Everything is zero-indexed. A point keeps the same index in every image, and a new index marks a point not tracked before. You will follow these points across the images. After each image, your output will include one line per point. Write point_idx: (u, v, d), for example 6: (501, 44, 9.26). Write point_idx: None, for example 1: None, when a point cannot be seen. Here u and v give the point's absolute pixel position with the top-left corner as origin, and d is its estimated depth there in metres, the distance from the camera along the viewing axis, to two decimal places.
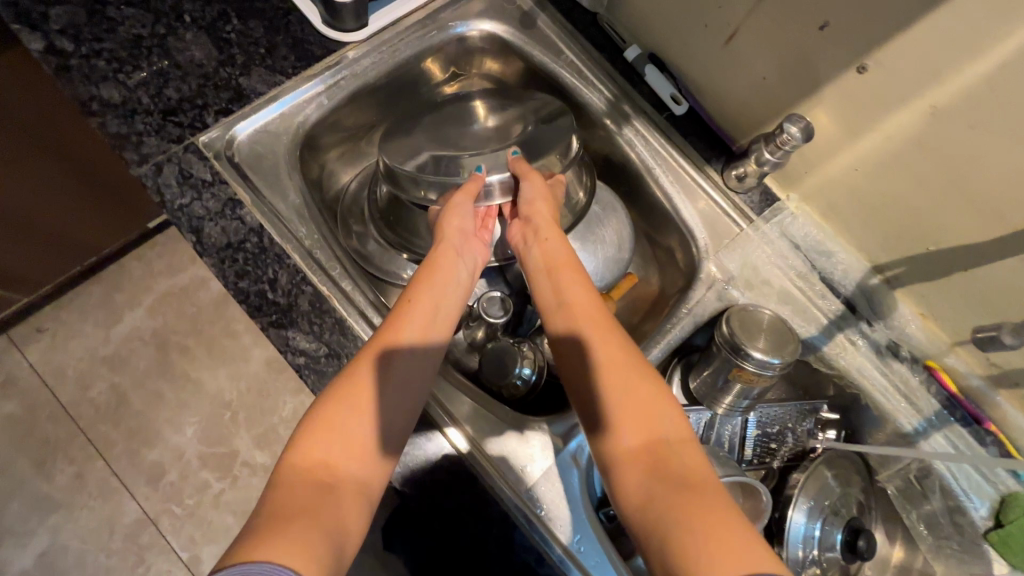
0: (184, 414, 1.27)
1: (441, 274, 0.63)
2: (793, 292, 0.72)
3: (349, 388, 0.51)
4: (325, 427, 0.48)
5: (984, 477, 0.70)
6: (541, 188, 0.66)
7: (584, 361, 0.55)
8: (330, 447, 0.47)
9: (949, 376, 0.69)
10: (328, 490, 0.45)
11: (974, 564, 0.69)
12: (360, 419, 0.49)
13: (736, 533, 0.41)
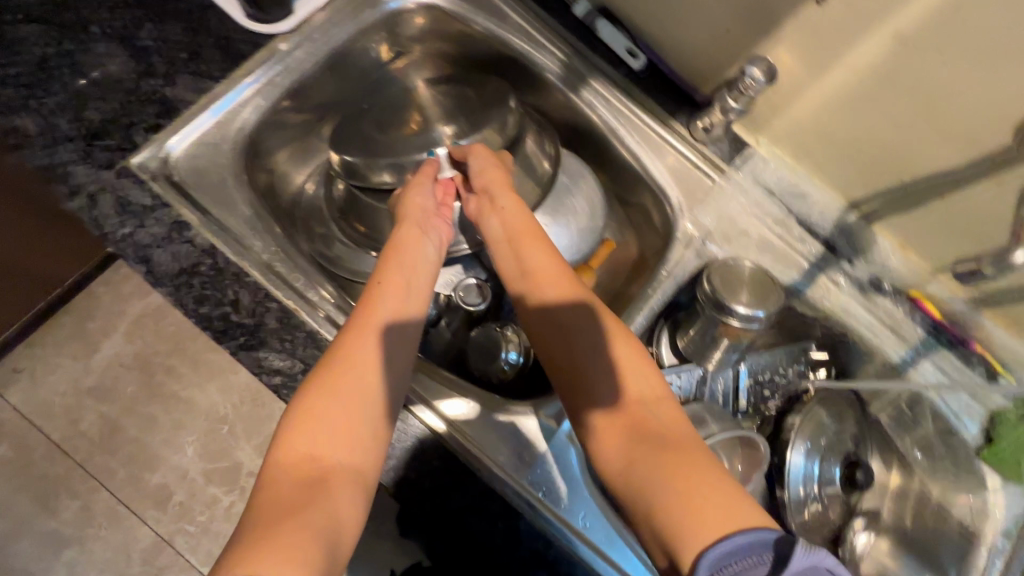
0: (181, 434, 1.25)
1: (407, 253, 0.61)
2: (771, 239, 0.71)
3: (327, 377, 0.49)
4: (307, 420, 0.47)
5: (974, 398, 0.71)
6: (488, 159, 0.65)
7: (563, 332, 0.57)
8: (314, 439, 0.46)
9: (931, 303, 0.69)
10: (317, 484, 0.44)
11: (968, 482, 0.71)
12: (342, 409, 0.48)
13: (717, 489, 0.45)
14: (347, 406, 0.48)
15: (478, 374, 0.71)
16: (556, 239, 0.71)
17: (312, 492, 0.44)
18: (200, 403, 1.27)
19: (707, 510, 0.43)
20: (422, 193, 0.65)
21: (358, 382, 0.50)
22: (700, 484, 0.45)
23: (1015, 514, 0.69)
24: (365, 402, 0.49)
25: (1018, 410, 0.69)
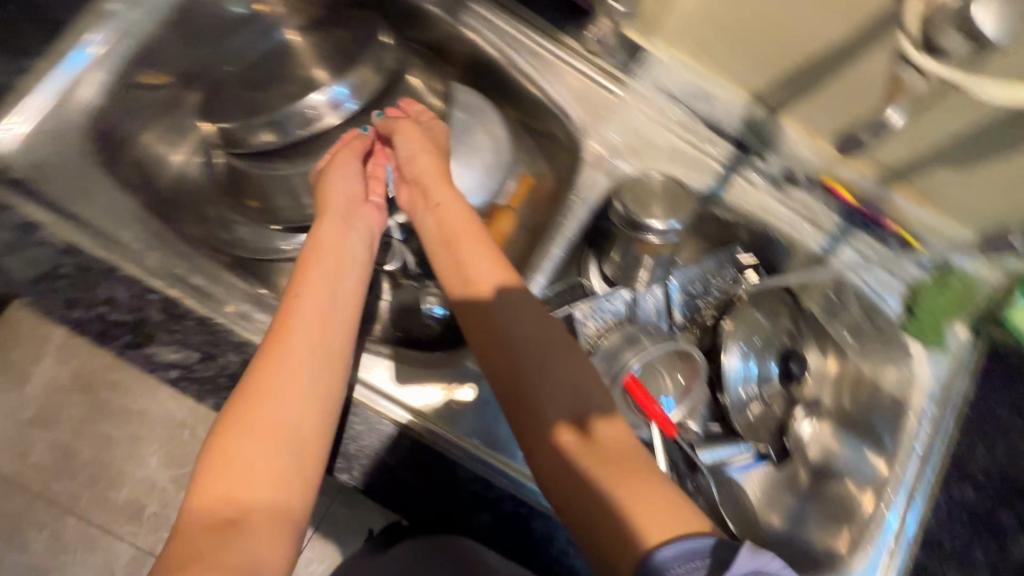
0: (141, 446, 1.12)
1: (333, 258, 0.56)
2: (681, 146, 0.68)
3: (248, 407, 0.45)
4: (221, 457, 0.42)
5: (891, 275, 0.72)
6: (417, 140, 0.65)
7: (509, 331, 0.54)
8: (231, 480, 0.42)
9: (845, 189, 0.69)
10: (232, 528, 0.40)
11: (895, 353, 0.73)
12: (264, 441, 0.44)
13: (669, 509, 0.44)
14: (269, 438, 0.44)
15: (404, 333, 0.69)
16: (463, 180, 0.70)
17: (227, 536, 0.39)
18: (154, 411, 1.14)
19: (654, 524, 0.43)
20: (345, 181, 0.62)
21: (281, 409, 0.45)
22: (650, 492, 0.45)
23: (939, 377, 0.71)
24: (288, 431, 0.45)
25: (935, 281, 0.70)
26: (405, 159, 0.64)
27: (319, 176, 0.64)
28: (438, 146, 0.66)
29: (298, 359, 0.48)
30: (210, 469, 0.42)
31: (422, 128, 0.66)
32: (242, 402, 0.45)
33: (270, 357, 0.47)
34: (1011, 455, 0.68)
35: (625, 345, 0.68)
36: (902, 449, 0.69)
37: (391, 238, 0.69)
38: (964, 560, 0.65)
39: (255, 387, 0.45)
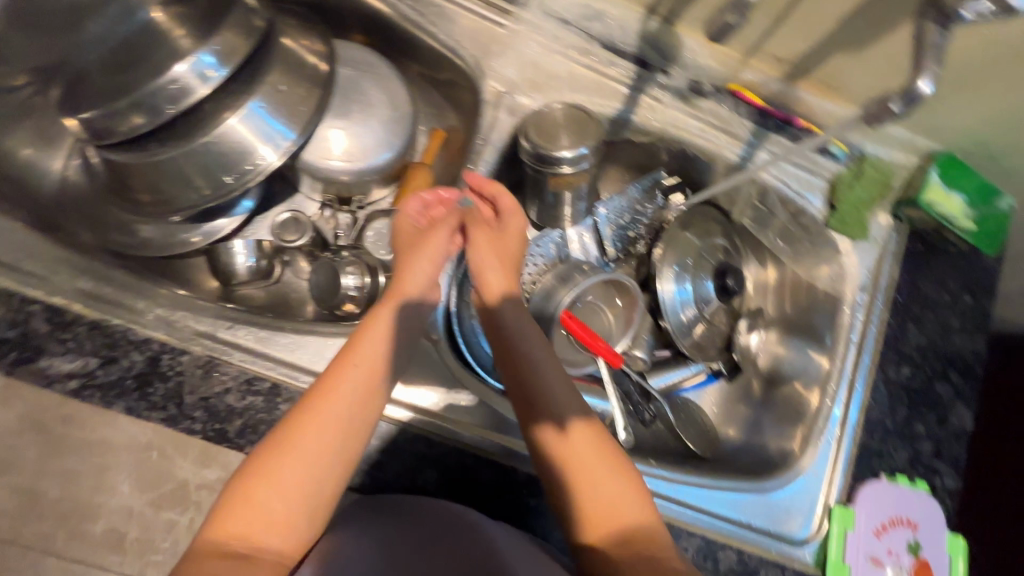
0: None
1: (384, 318, 0.52)
2: (581, 71, 0.66)
3: (279, 459, 0.45)
4: (245, 497, 0.44)
5: (811, 173, 0.71)
6: (487, 252, 0.57)
7: (579, 453, 0.50)
8: (252, 521, 0.43)
9: (752, 93, 0.67)
10: (240, 563, 0.42)
11: (824, 250, 0.74)
12: (286, 494, 0.44)
13: None
14: (293, 491, 0.45)
15: (329, 311, 0.66)
16: (362, 140, 0.65)
17: (234, 570, 0.41)
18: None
19: None
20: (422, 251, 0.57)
21: (309, 468, 0.45)
22: None
23: (868, 267, 0.72)
24: (305, 492, 0.45)
25: (851, 172, 0.70)
26: (473, 251, 0.58)
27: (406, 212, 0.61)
28: (512, 257, 0.59)
29: (326, 441, 0.46)
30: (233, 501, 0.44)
31: (503, 227, 0.59)
32: (278, 454, 0.45)
33: (309, 416, 0.47)
34: (939, 329, 0.70)
35: (558, 283, 0.68)
36: (838, 343, 0.71)
37: (300, 216, 0.66)
38: (905, 434, 0.67)
39: (291, 447, 0.45)
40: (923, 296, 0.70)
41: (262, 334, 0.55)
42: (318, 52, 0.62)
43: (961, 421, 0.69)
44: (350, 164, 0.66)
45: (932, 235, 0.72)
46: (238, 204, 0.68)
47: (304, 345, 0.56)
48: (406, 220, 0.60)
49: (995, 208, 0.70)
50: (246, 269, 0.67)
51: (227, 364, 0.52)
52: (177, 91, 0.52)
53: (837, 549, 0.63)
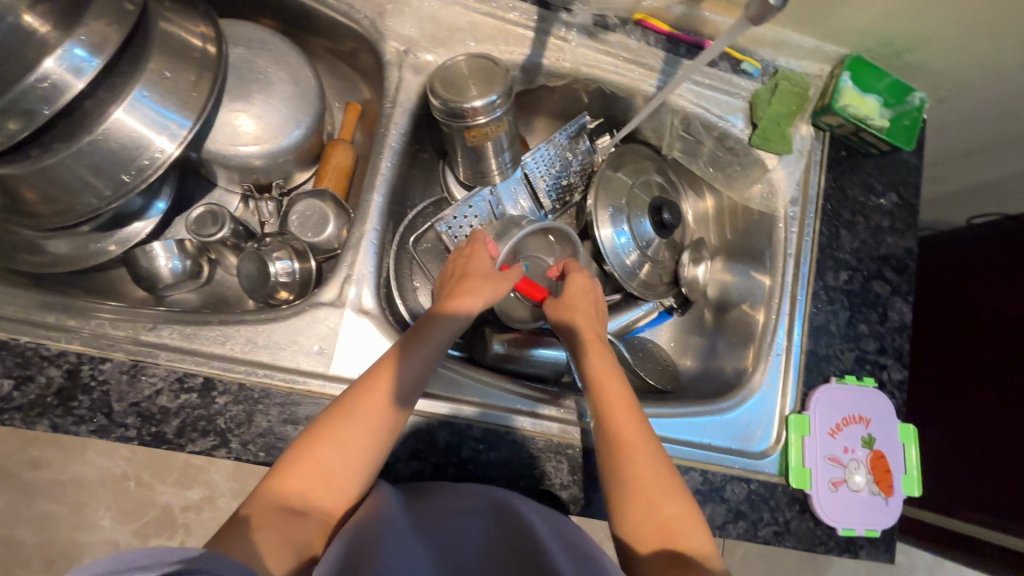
0: (90, 511, 1.09)
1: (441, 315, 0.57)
2: (483, 20, 0.65)
3: (341, 425, 0.49)
4: (302, 461, 0.48)
5: (730, 96, 0.71)
6: (562, 310, 0.65)
7: (643, 456, 0.53)
8: (311, 480, 0.47)
9: (658, 20, 0.67)
10: (295, 516, 0.46)
11: (753, 169, 0.74)
12: (343, 461, 0.48)
13: None
14: (349, 460, 0.49)
15: (263, 302, 0.65)
16: (269, 119, 0.63)
17: (288, 522, 0.45)
18: (88, 474, 1.09)
19: None
20: (480, 280, 0.60)
21: (364, 438, 0.49)
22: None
23: (797, 179, 0.72)
24: (356, 462, 0.49)
25: (768, 88, 0.70)
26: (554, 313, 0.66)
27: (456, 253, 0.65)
28: (593, 310, 0.65)
29: (377, 421, 0.50)
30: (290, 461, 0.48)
31: (582, 292, 0.66)
32: (341, 423, 0.49)
33: (372, 393, 0.51)
34: (871, 230, 0.72)
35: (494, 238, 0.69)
36: (777, 259, 0.71)
37: (216, 208, 0.63)
38: (850, 335, 0.69)
39: (354, 419, 0.49)
40: (852, 201, 0.72)
41: (187, 331, 0.53)
42: (201, 34, 0.59)
43: (901, 315, 0.71)
44: (262, 147, 0.63)
45: (853, 140, 0.73)
46: (151, 206, 0.66)
47: (234, 336, 0.54)
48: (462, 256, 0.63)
49: (908, 104, 0.72)
50: (170, 272, 0.65)
51: (153, 366, 0.51)
52: (48, 90, 0.49)
53: (797, 454, 0.65)
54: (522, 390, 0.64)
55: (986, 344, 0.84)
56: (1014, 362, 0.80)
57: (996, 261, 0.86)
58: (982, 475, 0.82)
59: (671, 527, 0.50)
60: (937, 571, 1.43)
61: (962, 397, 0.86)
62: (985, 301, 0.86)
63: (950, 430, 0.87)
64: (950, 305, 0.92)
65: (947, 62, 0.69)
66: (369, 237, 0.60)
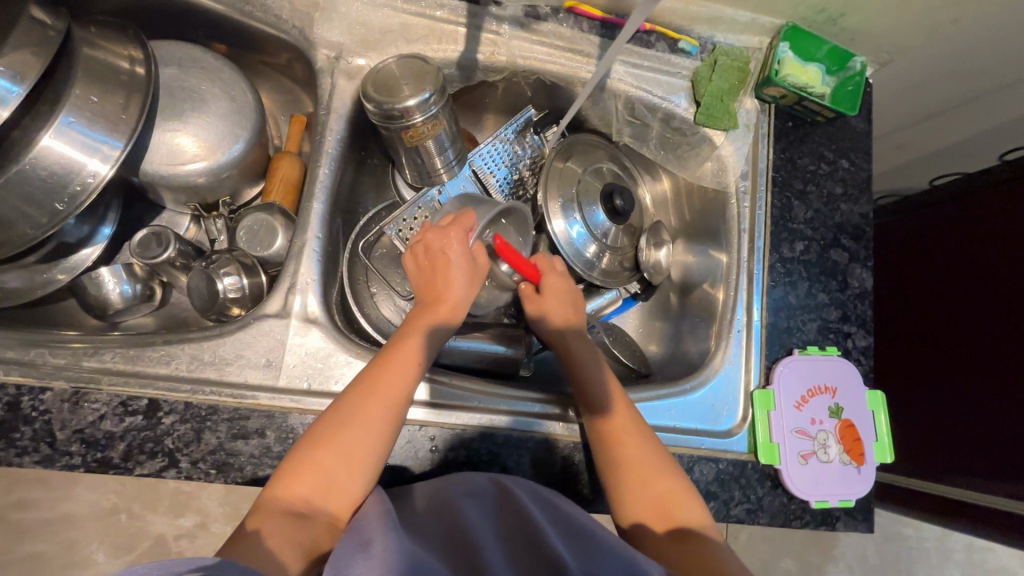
0: (81, 548, 1.08)
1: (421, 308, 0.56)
2: (413, 20, 0.65)
3: (336, 426, 0.49)
4: (305, 466, 0.47)
5: (670, 76, 0.71)
6: (546, 302, 0.66)
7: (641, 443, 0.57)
8: (313, 483, 0.47)
9: (588, 5, 0.67)
10: (304, 520, 0.45)
11: (702, 148, 0.74)
12: (343, 458, 0.48)
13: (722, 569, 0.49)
14: (349, 458, 0.48)
15: (216, 319, 0.65)
16: (205, 135, 0.63)
17: (298, 527, 0.45)
18: (76, 510, 1.08)
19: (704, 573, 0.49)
20: (467, 277, 0.57)
21: (362, 436, 0.49)
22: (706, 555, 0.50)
23: (745, 153, 0.72)
24: (362, 463, 0.49)
25: (708, 64, 0.70)
26: (534, 306, 0.66)
27: (429, 236, 0.58)
28: (571, 303, 0.67)
29: (381, 422, 0.50)
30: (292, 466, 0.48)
31: (563, 287, 0.67)
32: (338, 423, 0.49)
33: (361, 390, 0.50)
34: (824, 198, 0.72)
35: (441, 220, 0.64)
36: (731, 235, 0.71)
37: (160, 230, 0.63)
38: (811, 305, 0.69)
39: (350, 420, 0.49)
40: (802, 170, 0.72)
41: (129, 353, 0.53)
42: (128, 55, 0.59)
43: (861, 281, 0.71)
44: (210, 160, 0.63)
45: (798, 110, 0.72)
46: (96, 232, 0.66)
47: (178, 355, 0.53)
48: (443, 245, 0.57)
49: (850, 70, 0.71)
50: (121, 297, 0.64)
51: (95, 392, 0.50)
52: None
53: (764, 430, 0.64)
54: (480, 386, 0.63)
55: (967, 305, 0.84)
56: (995, 321, 0.80)
57: (967, 221, 0.86)
58: (972, 437, 0.81)
59: (669, 504, 0.55)
60: (946, 539, 1.42)
61: (949, 360, 0.86)
62: (962, 262, 0.86)
63: (941, 394, 0.87)
64: (927, 270, 0.91)
65: (883, 22, 0.68)
66: (312, 246, 0.59)
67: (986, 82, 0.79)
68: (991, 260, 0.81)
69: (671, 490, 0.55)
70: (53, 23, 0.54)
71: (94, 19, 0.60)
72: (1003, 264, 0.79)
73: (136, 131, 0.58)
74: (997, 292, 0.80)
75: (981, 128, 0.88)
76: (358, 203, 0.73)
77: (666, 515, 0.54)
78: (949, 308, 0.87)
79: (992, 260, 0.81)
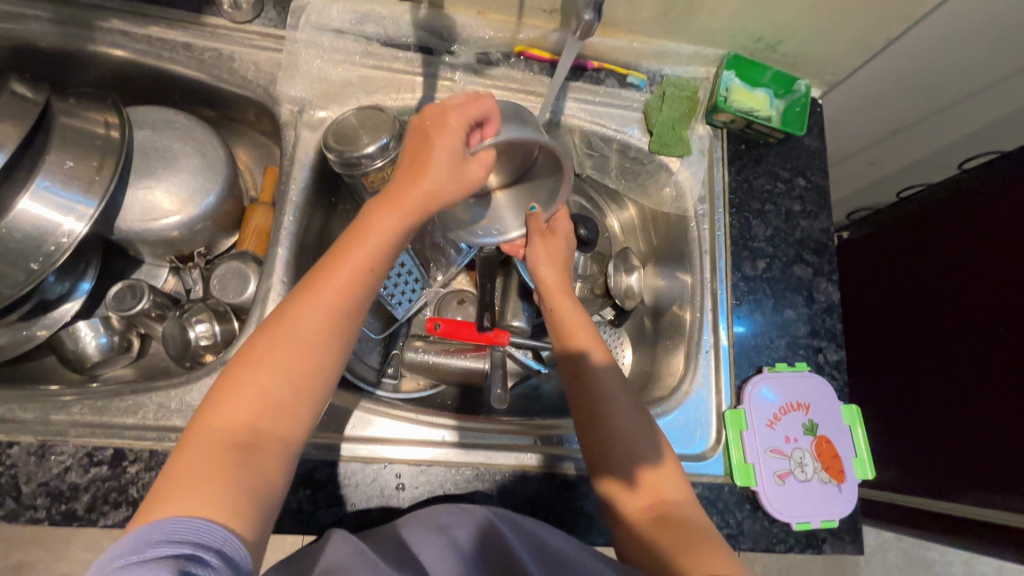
0: None
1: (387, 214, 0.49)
2: (372, 73, 0.68)
3: (283, 343, 0.45)
4: (243, 391, 0.44)
5: (622, 109, 0.73)
6: (546, 260, 0.65)
7: (631, 411, 0.58)
8: (254, 409, 0.43)
9: (538, 49, 0.71)
10: (246, 452, 0.42)
11: (660, 175, 0.76)
12: (289, 375, 0.45)
13: (719, 555, 0.49)
14: (294, 374, 0.45)
15: (190, 367, 0.66)
16: (177, 190, 0.66)
17: (242, 458, 0.41)
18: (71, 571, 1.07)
19: (700, 556, 0.49)
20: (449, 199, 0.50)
21: (309, 354, 0.46)
22: (700, 542, 0.50)
23: (702, 177, 0.74)
24: (304, 385, 0.45)
25: (657, 96, 0.73)
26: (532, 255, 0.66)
27: (430, 123, 0.51)
28: (564, 260, 0.66)
29: (328, 340, 0.46)
30: (228, 392, 0.44)
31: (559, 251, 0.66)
32: (286, 341, 0.45)
33: (315, 313, 0.46)
34: (783, 216, 0.73)
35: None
36: (693, 256, 0.72)
37: (134, 282, 0.65)
38: (778, 322, 0.69)
39: (299, 338, 0.45)
40: (759, 191, 0.73)
41: (97, 404, 0.54)
42: (103, 121, 0.63)
43: (828, 295, 0.71)
44: (185, 213, 0.66)
45: (749, 133, 0.75)
46: (77, 287, 0.69)
47: (145, 404, 0.54)
48: (440, 136, 0.49)
49: (797, 92, 0.74)
50: (98, 350, 0.66)
51: (62, 444, 0.51)
52: None
53: (738, 451, 0.63)
54: (460, 422, 0.62)
55: (964, 316, 0.83)
56: (992, 328, 0.79)
57: (950, 229, 0.87)
58: (981, 449, 0.79)
59: (652, 488, 0.55)
60: (974, 562, 1.34)
61: (952, 371, 0.84)
62: (951, 273, 0.86)
63: (946, 406, 0.85)
64: (916, 282, 0.91)
65: (819, 45, 0.72)
66: (277, 290, 0.62)
67: (934, 95, 0.82)
68: (981, 268, 0.81)
69: (641, 474, 0.56)
70: (30, 94, 0.58)
71: (75, 91, 0.64)
72: (994, 271, 0.79)
73: (110, 190, 0.61)
74: (990, 297, 0.79)
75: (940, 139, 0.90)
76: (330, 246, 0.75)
77: (643, 496, 0.55)
78: (944, 318, 0.86)
79: (981, 268, 0.81)
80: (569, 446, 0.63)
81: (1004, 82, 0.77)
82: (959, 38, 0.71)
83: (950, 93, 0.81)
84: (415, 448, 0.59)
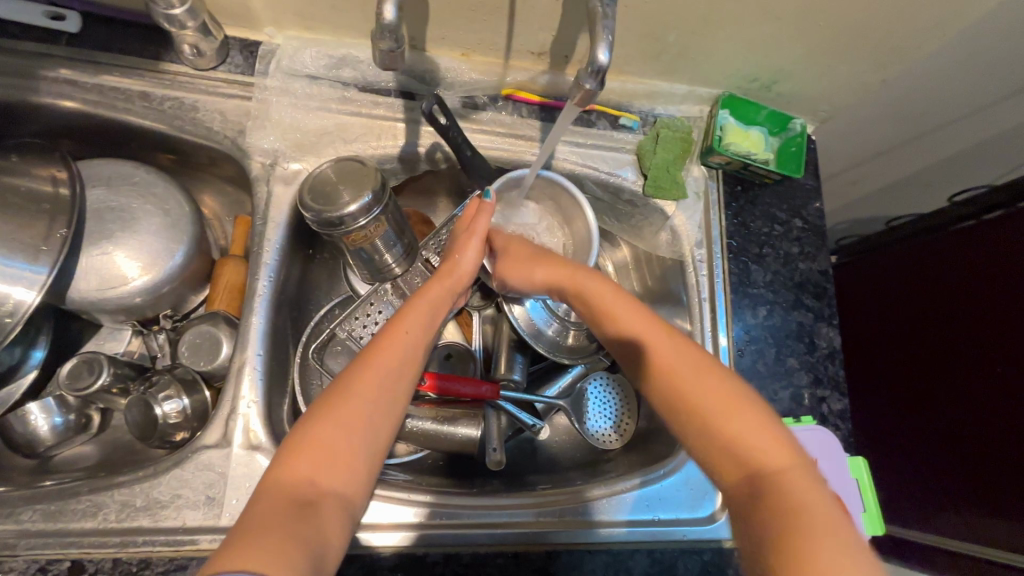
0: None
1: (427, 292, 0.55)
2: (350, 119, 0.64)
3: (344, 396, 0.45)
4: (308, 444, 0.43)
5: (615, 151, 0.70)
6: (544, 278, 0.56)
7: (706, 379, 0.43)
8: (320, 465, 0.42)
9: (526, 92, 0.67)
10: (309, 509, 0.40)
11: (655, 218, 0.73)
12: (350, 425, 0.44)
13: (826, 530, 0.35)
14: (356, 423, 0.45)
15: (157, 446, 0.60)
16: (137, 253, 0.60)
17: (301, 514, 0.39)
18: None
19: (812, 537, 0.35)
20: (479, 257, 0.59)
21: (364, 402, 0.46)
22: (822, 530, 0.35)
23: (697, 220, 0.71)
24: (364, 438, 0.44)
25: (650, 138, 0.70)
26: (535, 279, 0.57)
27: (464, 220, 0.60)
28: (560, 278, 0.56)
29: (390, 393, 0.47)
30: (300, 447, 0.43)
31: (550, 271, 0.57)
32: (346, 390, 0.46)
33: (373, 366, 0.48)
34: (782, 259, 0.71)
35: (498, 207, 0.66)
36: (693, 304, 0.69)
37: (92, 357, 0.59)
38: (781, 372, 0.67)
39: (356, 385, 0.46)
40: (757, 234, 0.71)
41: (50, 508, 0.49)
42: (50, 177, 0.57)
43: (830, 340, 0.69)
44: (150, 277, 0.60)
45: (745, 174, 0.72)
46: (28, 356, 0.63)
47: (107, 504, 0.50)
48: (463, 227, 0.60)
49: (792, 130, 0.72)
50: (51, 431, 0.60)
51: (11, 560, 0.47)
52: None
53: None
54: (461, 499, 0.59)
55: (960, 346, 0.81)
56: (981, 358, 0.78)
57: (945, 258, 0.84)
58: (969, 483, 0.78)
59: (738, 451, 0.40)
60: None
61: (941, 401, 0.84)
62: (947, 302, 0.84)
63: (937, 437, 0.84)
64: (907, 310, 0.90)
65: (812, 84, 0.70)
66: (252, 364, 0.57)
67: (925, 128, 0.81)
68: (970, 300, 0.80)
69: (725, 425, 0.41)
70: None
71: (15, 144, 0.57)
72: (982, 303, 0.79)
73: (61, 259, 0.55)
74: (983, 329, 0.78)
75: (926, 167, 0.90)
76: (309, 300, 0.70)
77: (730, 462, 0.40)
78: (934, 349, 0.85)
79: (973, 299, 0.80)
80: (572, 520, 0.59)
81: (991, 110, 0.77)
82: (952, 77, 0.70)
83: (939, 123, 0.80)
84: (408, 529, 0.56)
